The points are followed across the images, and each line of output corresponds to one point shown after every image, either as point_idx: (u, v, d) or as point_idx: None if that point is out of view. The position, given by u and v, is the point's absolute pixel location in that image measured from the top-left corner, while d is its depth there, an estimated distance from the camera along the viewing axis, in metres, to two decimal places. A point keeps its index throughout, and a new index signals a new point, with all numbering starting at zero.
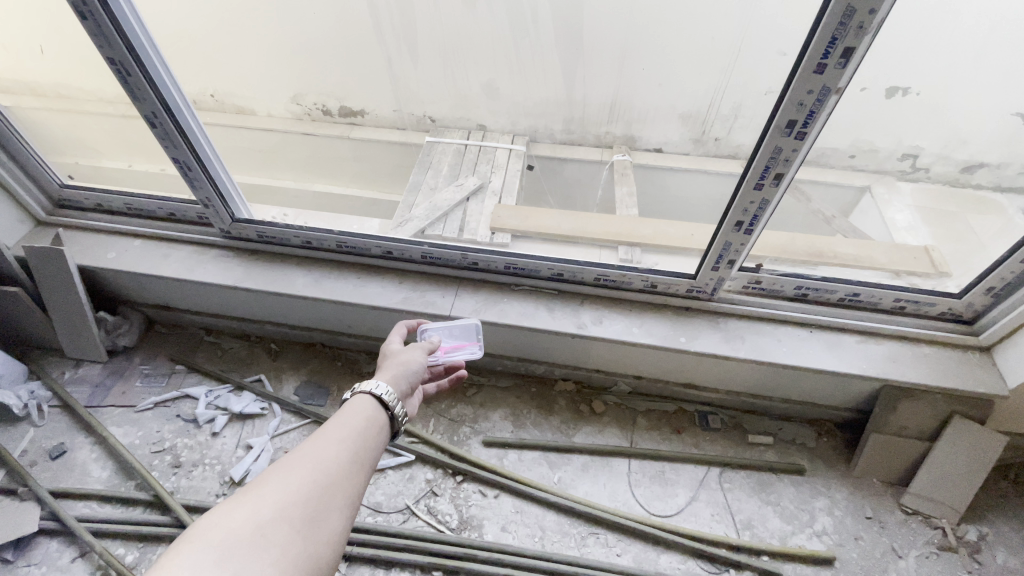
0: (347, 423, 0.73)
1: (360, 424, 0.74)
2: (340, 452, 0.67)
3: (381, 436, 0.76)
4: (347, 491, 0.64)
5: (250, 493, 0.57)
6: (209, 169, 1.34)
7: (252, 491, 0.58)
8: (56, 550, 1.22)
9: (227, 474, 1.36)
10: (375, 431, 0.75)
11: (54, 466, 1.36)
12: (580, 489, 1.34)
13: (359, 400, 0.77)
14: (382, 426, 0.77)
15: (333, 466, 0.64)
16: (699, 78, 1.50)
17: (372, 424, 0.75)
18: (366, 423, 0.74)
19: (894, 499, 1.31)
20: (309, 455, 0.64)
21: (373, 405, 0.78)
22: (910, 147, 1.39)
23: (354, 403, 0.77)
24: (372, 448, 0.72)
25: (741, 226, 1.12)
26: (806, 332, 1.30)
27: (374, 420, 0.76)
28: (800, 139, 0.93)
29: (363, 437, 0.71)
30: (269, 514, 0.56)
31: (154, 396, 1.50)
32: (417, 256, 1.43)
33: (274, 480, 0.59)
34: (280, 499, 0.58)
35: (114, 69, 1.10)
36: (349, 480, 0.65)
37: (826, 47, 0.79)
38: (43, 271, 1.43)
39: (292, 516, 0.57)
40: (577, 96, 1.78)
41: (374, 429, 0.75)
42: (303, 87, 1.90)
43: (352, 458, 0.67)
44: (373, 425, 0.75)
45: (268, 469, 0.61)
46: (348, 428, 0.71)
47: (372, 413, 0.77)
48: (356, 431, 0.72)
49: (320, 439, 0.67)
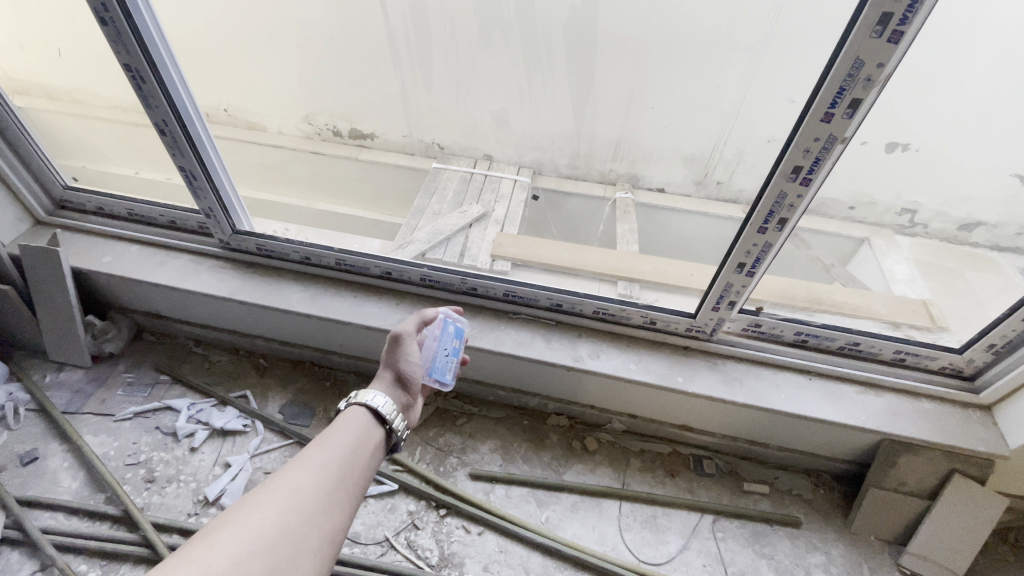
0: (325, 449, 0.69)
1: (340, 453, 0.70)
2: (312, 488, 0.63)
3: (364, 464, 0.72)
4: (316, 533, 0.59)
5: (203, 539, 0.52)
6: (215, 180, 1.34)
7: (212, 536, 0.53)
8: (16, 562, 1.15)
9: (201, 493, 1.30)
10: (357, 459, 0.71)
11: (24, 472, 1.30)
12: (568, 530, 1.29)
13: (346, 422, 0.76)
14: (365, 453, 0.73)
15: (303, 505, 0.60)
16: (707, 121, 1.54)
17: (354, 452, 0.72)
18: (347, 450, 0.71)
19: (893, 560, 1.26)
20: (276, 494, 0.60)
21: (363, 424, 0.77)
22: (908, 202, 1.41)
23: (335, 430, 0.74)
24: (351, 480, 0.68)
25: (743, 268, 1.12)
26: (805, 379, 1.28)
27: (354, 447, 0.72)
28: (805, 185, 0.93)
29: (342, 467, 0.68)
30: (224, 563, 0.51)
31: (135, 405, 1.46)
32: (416, 278, 1.42)
33: (232, 527, 0.54)
34: (238, 546, 0.53)
35: (130, 76, 1.11)
36: (319, 522, 0.61)
37: (834, 96, 0.80)
38: (36, 270, 1.40)
39: (251, 566, 0.52)
40: (586, 132, 1.80)
41: (355, 457, 0.71)
42: (316, 107, 1.92)
43: (324, 495, 0.63)
44: (353, 454, 0.71)
45: (226, 514, 0.56)
46: (326, 456, 0.68)
47: (353, 438, 0.74)
48: (337, 459, 0.69)
49: (289, 473, 0.63)
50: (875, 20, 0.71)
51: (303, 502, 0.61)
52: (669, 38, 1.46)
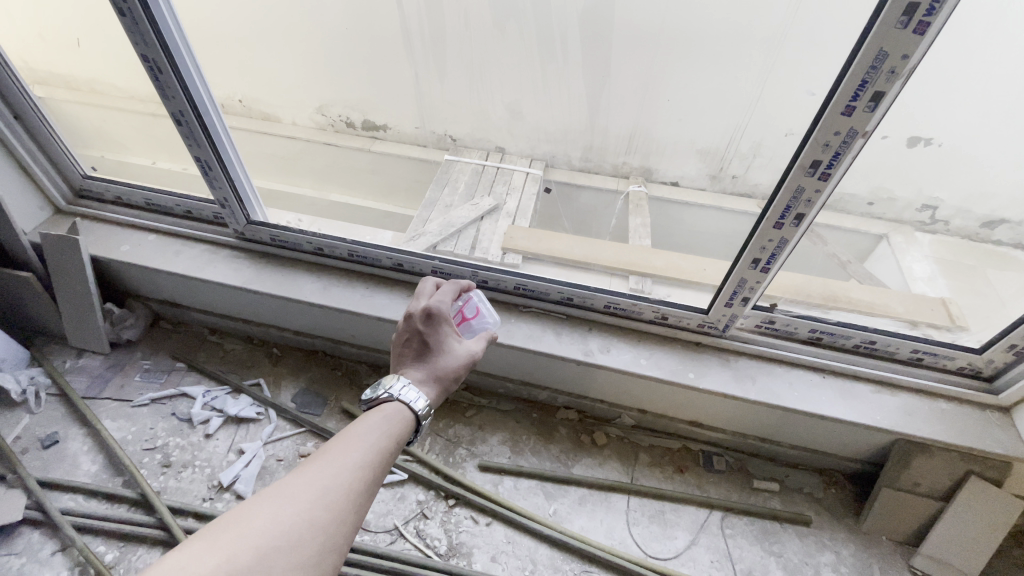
0: (359, 443, 0.67)
1: (376, 446, 0.68)
2: (344, 485, 0.61)
3: (394, 461, 0.70)
4: (340, 533, 0.59)
5: (231, 531, 0.53)
6: (230, 170, 1.35)
7: (239, 528, 0.53)
8: (37, 542, 1.19)
9: (216, 478, 1.33)
10: (389, 454, 0.70)
11: (45, 455, 1.34)
12: (575, 523, 1.29)
13: (386, 412, 0.74)
14: (395, 448, 0.72)
15: (331, 504, 0.59)
16: (724, 114, 1.52)
17: (387, 446, 0.70)
18: (380, 445, 0.69)
19: (903, 560, 1.25)
20: (306, 489, 0.59)
21: (400, 417, 0.74)
22: (930, 199, 1.37)
23: (371, 420, 0.72)
24: (382, 477, 0.67)
25: (758, 264, 1.10)
26: (819, 377, 1.26)
27: (387, 442, 0.70)
28: (824, 180, 0.92)
29: (373, 464, 0.66)
30: (248, 559, 0.51)
31: (152, 392, 1.49)
32: (427, 270, 1.42)
33: (260, 519, 0.55)
34: (263, 542, 0.53)
35: (147, 66, 1.12)
36: (346, 520, 0.60)
37: (856, 89, 0.79)
38: (56, 258, 1.43)
39: (274, 564, 0.52)
40: (599, 124, 1.78)
41: (387, 453, 0.69)
42: (330, 98, 1.93)
43: (355, 492, 0.62)
44: (387, 449, 0.69)
45: (256, 503, 0.56)
46: (359, 451, 0.66)
47: (387, 432, 0.71)
48: (371, 454, 0.67)
49: (321, 467, 0.62)
50: (900, 10, 0.69)
51: (333, 499, 0.60)
52: (686, 28, 1.44)
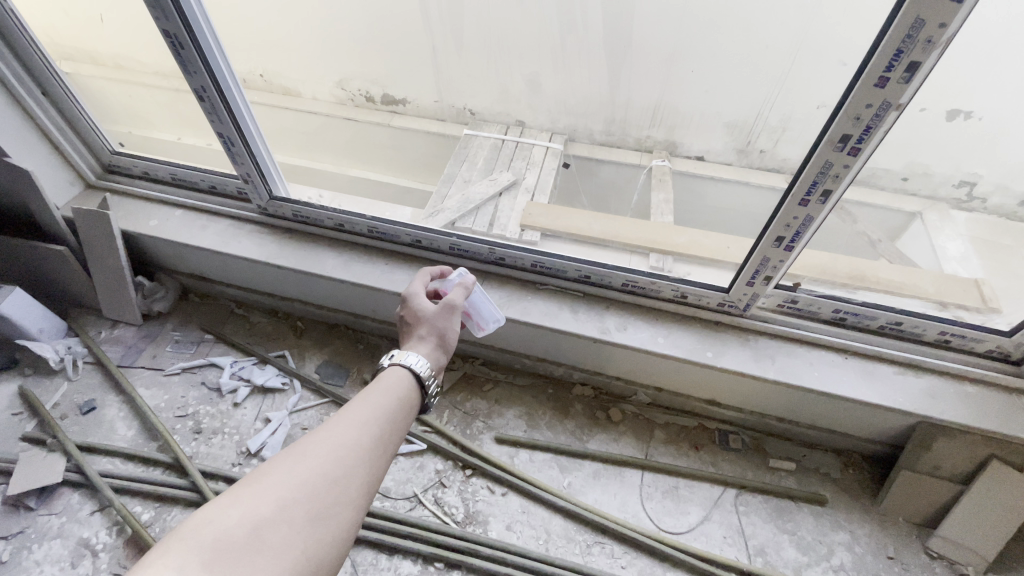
0: (365, 407, 0.69)
1: (381, 408, 0.71)
2: (353, 442, 0.64)
3: (400, 425, 0.72)
4: (354, 486, 0.61)
5: (248, 485, 0.54)
6: (251, 146, 1.36)
7: (257, 482, 0.55)
8: (77, 502, 1.27)
9: (244, 445, 1.39)
10: (394, 417, 0.72)
11: (83, 421, 1.41)
12: (589, 496, 1.32)
13: (386, 379, 0.77)
14: (401, 413, 0.74)
15: (343, 460, 0.61)
16: (751, 85, 1.47)
17: (391, 408, 0.72)
18: (386, 409, 0.71)
19: (920, 542, 1.24)
20: (319, 447, 0.61)
21: (403, 382, 0.77)
22: (967, 174, 1.31)
23: (376, 388, 0.75)
24: (388, 436, 0.69)
25: (782, 242, 1.07)
26: (841, 358, 1.24)
27: (392, 407, 0.73)
28: (853, 155, 0.88)
29: (380, 426, 0.68)
30: (268, 509, 0.53)
31: (182, 361, 1.55)
32: (445, 247, 1.43)
33: (276, 474, 0.57)
34: (281, 494, 0.55)
35: (169, 42, 1.12)
36: (358, 474, 0.62)
37: (890, 60, 0.75)
38: (89, 232, 1.48)
39: (292, 514, 0.54)
40: (621, 97, 1.74)
41: (393, 417, 0.71)
42: (350, 72, 1.95)
43: (364, 449, 0.64)
44: (392, 412, 0.72)
45: (272, 462, 0.58)
46: (366, 414, 0.68)
47: (391, 398, 0.74)
48: (377, 416, 0.69)
49: (331, 428, 0.64)
50: None
51: (344, 455, 0.62)
52: None
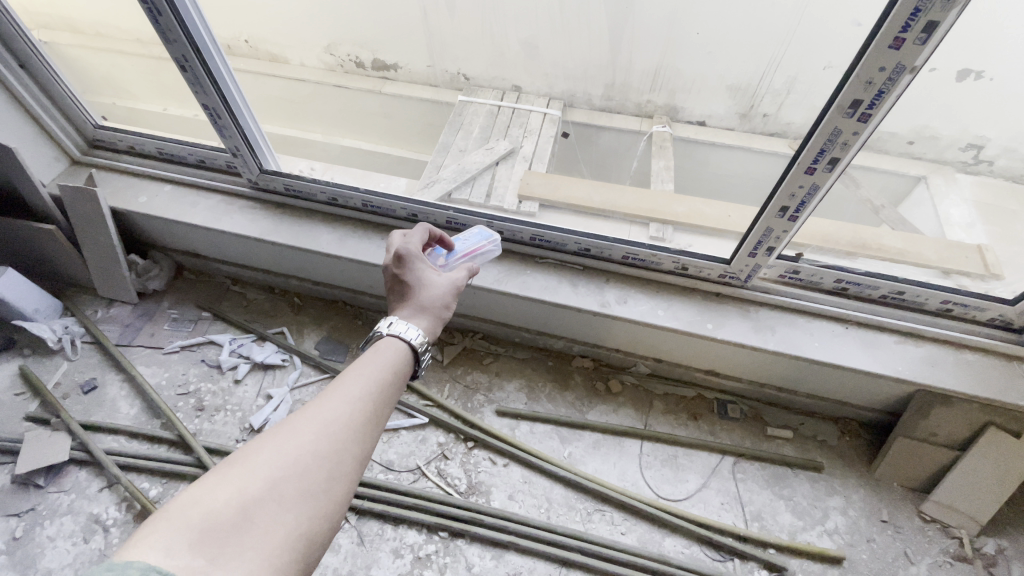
0: (359, 380, 0.67)
1: (376, 381, 0.69)
2: (346, 418, 0.62)
3: (396, 397, 0.71)
4: (347, 462, 0.60)
5: (238, 465, 0.54)
6: (238, 118, 1.32)
7: (248, 461, 0.54)
8: (85, 480, 1.28)
9: (247, 421, 1.40)
10: (389, 388, 0.70)
11: (86, 400, 1.42)
12: (589, 465, 1.34)
13: (383, 350, 0.74)
14: (397, 385, 0.72)
15: (335, 436, 0.60)
16: (758, 45, 1.40)
17: (386, 381, 0.70)
18: (381, 382, 0.69)
19: (914, 506, 1.27)
20: (310, 423, 0.59)
21: (398, 355, 0.74)
22: (975, 137, 1.26)
23: (371, 358, 0.72)
24: (383, 409, 0.67)
25: (786, 212, 1.05)
26: (842, 328, 1.24)
27: (388, 380, 0.71)
28: (863, 122, 0.85)
29: (376, 400, 0.67)
30: (256, 490, 0.52)
31: (181, 339, 1.55)
32: (442, 221, 1.40)
33: (266, 451, 0.56)
34: (270, 473, 0.54)
35: (145, 8, 1.06)
36: (351, 449, 0.61)
37: (907, 18, 0.71)
38: (77, 211, 1.44)
39: (283, 492, 0.54)
40: (622, 59, 1.65)
41: (388, 389, 0.70)
42: (337, 36, 1.83)
43: (358, 423, 0.63)
44: (386, 384, 0.70)
45: (261, 438, 0.57)
46: (361, 387, 0.66)
47: (387, 370, 0.72)
48: (373, 388, 0.68)
49: (323, 403, 0.63)
50: None
51: (337, 429, 0.61)
52: None
